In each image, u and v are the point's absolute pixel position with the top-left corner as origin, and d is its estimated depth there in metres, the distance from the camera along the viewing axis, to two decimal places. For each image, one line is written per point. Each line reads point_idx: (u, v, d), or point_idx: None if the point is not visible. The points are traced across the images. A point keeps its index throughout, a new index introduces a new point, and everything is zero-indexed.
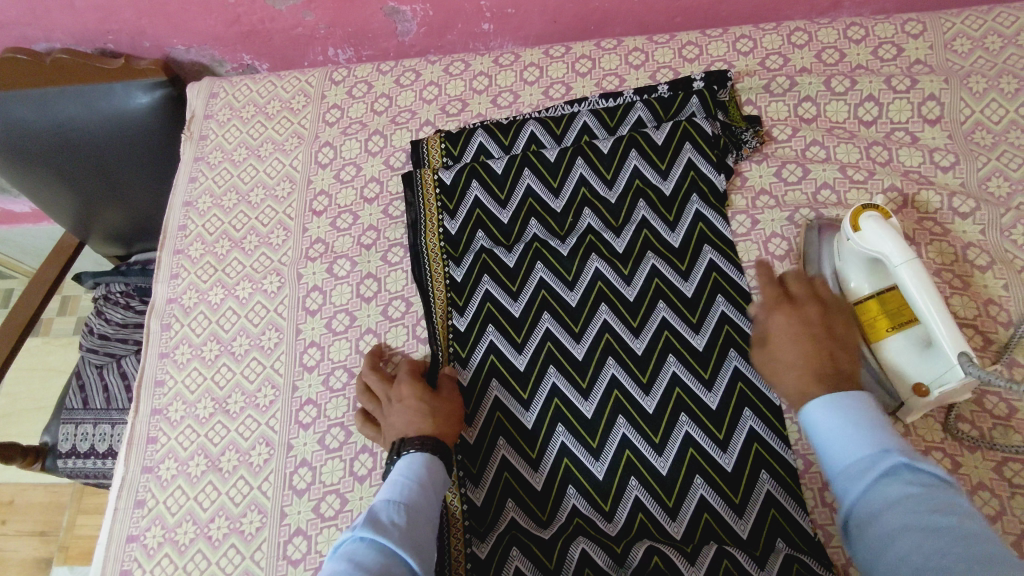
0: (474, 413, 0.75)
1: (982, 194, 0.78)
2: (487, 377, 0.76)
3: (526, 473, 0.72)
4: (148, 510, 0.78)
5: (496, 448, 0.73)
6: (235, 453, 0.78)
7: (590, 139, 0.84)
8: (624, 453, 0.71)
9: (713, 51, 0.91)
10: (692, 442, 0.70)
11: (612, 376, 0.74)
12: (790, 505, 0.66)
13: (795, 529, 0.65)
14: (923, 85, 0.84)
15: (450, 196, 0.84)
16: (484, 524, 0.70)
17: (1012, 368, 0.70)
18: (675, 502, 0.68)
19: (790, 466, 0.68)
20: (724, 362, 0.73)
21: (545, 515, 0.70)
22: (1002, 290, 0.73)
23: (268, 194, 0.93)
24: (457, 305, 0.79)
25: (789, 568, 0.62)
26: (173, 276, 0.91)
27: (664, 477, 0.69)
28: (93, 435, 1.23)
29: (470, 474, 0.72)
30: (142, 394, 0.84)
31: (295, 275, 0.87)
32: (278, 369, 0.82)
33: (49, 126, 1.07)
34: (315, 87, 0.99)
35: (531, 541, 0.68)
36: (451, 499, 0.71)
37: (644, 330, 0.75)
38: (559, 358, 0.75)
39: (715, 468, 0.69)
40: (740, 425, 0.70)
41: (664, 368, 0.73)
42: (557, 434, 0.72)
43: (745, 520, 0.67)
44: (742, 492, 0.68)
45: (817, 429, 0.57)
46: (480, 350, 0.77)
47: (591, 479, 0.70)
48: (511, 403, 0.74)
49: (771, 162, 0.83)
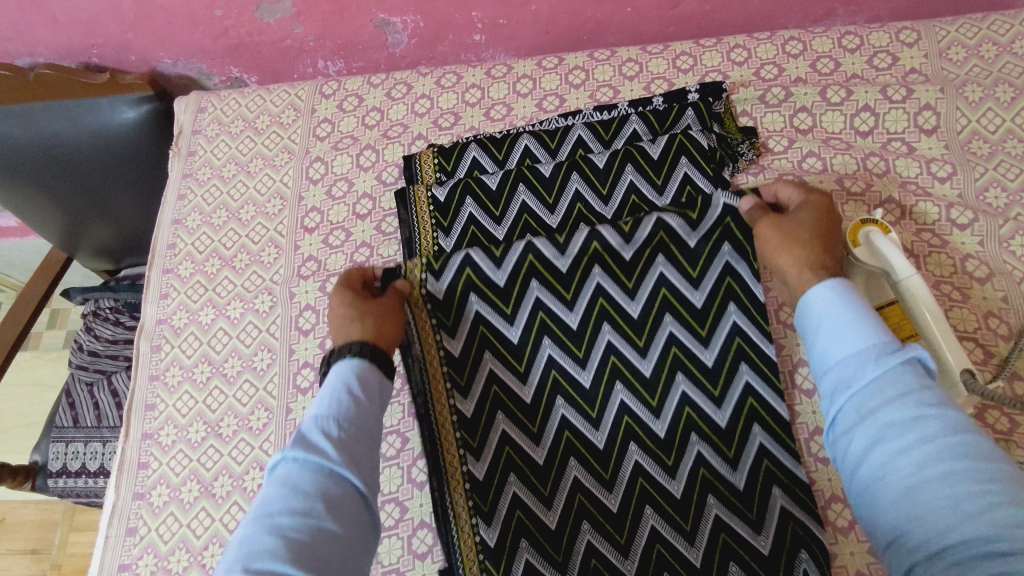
0: (455, 324, 0.72)
1: (980, 205, 0.77)
2: (464, 289, 0.72)
3: (514, 386, 0.70)
4: (140, 538, 0.76)
5: (484, 360, 0.71)
6: (228, 478, 0.77)
7: (585, 153, 0.82)
8: (610, 360, 0.70)
9: (708, 62, 0.91)
10: (676, 341, 0.70)
11: (609, 342, 0.71)
12: (766, 393, 0.69)
13: (770, 414, 0.69)
14: (920, 94, 0.83)
15: (443, 212, 0.81)
16: (476, 437, 0.69)
17: (1013, 382, 0.69)
18: (659, 402, 0.69)
19: (765, 355, 0.70)
20: (715, 259, 0.71)
21: (535, 426, 0.69)
22: (1001, 303, 0.73)
23: (259, 211, 0.92)
24: (446, 327, 0.72)
25: (759, 464, 0.67)
26: (162, 296, 0.89)
27: (649, 379, 0.70)
28: (83, 453, 1.21)
29: (458, 386, 0.71)
30: (132, 418, 0.83)
31: (288, 294, 0.85)
32: (271, 392, 0.80)
33: (35, 141, 1.06)
34: (305, 101, 0.98)
35: (524, 464, 0.68)
36: (440, 410, 0.70)
37: (635, 235, 0.71)
38: (553, 328, 0.71)
39: (697, 364, 0.70)
40: (723, 320, 0.71)
41: (651, 270, 0.72)
42: (544, 347, 0.71)
43: (724, 411, 0.69)
44: (721, 384, 0.69)
45: (825, 315, 0.59)
46: (454, 267, 0.72)
47: (578, 389, 0.70)
48: (494, 318, 0.71)
49: (768, 174, 0.82)
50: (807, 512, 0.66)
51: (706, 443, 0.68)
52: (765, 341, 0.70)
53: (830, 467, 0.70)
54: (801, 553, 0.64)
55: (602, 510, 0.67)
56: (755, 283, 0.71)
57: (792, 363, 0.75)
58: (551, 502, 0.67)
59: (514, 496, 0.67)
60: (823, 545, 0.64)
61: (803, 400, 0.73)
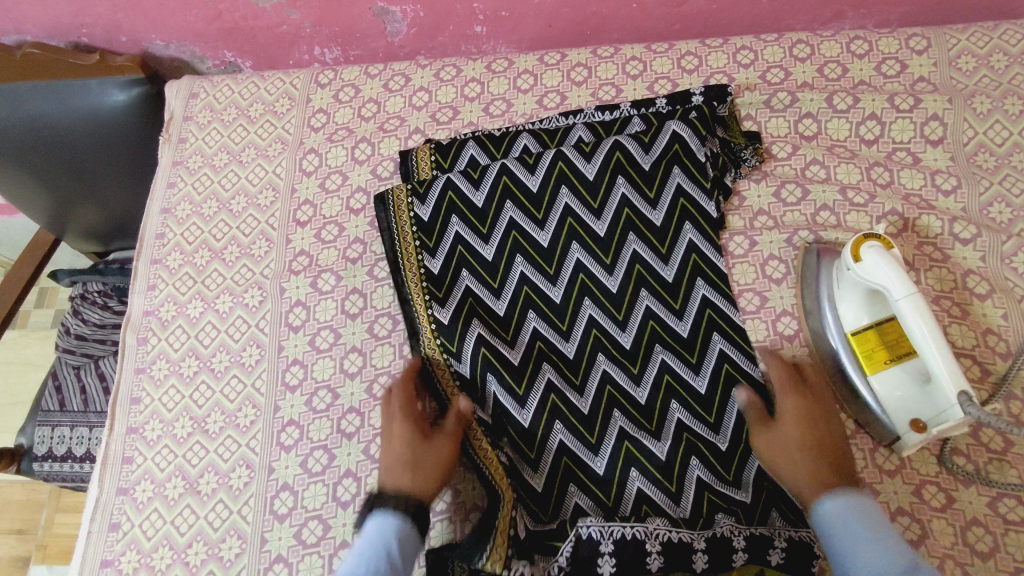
0: (437, 245, 0.80)
1: (983, 219, 0.76)
2: (447, 212, 0.81)
3: (489, 301, 0.78)
4: (122, 533, 0.75)
5: (462, 278, 0.78)
6: (214, 475, 0.76)
7: (570, 164, 0.80)
8: (579, 277, 0.78)
9: (713, 63, 0.89)
10: (640, 259, 0.77)
11: (577, 260, 0.78)
12: (723, 304, 0.75)
13: (730, 324, 0.75)
14: (927, 104, 0.82)
15: (429, 233, 0.80)
16: (454, 342, 0.75)
17: (1009, 400, 0.69)
18: (624, 315, 0.76)
19: (720, 270, 0.77)
20: (668, 181, 0.79)
21: (510, 336, 0.76)
22: (1001, 320, 0.72)
23: (250, 203, 0.90)
24: (428, 247, 0.80)
25: (721, 367, 0.73)
26: (150, 287, 0.88)
27: (614, 294, 0.77)
28: (70, 438, 1.20)
29: (436, 298, 0.77)
30: (117, 411, 0.81)
31: (278, 289, 0.84)
32: (259, 389, 0.79)
33: (19, 122, 1.02)
34: (300, 90, 0.96)
35: (501, 366, 0.74)
36: (421, 318, 0.77)
37: (595, 154, 0.80)
38: (525, 248, 0.79)
39: (659, 280, 0.77)
40: (681, 238, 0.78)
41: (614, 189, 0.79)
42: (517, 265, 0.78)
43: (685, 322, 0.75)
44: (681, 298, 0.76)
45: (839, 531, 0.58)
46: (437, 189, 0.81)
47: (548, 303, 0.77)
48: (471, 238, 0.80)
49: (770, 182, 0.81)
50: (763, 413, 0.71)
51: (670, 350, 0.74)
52: (718, 256, 0.77)
53: None
54: None
55: (573, 412, 0.73)
56: (709, 205, 0.79)
57: None
58: (525, 401, 0.73)
59: (494, 399, 0.73)
60: None
61: None
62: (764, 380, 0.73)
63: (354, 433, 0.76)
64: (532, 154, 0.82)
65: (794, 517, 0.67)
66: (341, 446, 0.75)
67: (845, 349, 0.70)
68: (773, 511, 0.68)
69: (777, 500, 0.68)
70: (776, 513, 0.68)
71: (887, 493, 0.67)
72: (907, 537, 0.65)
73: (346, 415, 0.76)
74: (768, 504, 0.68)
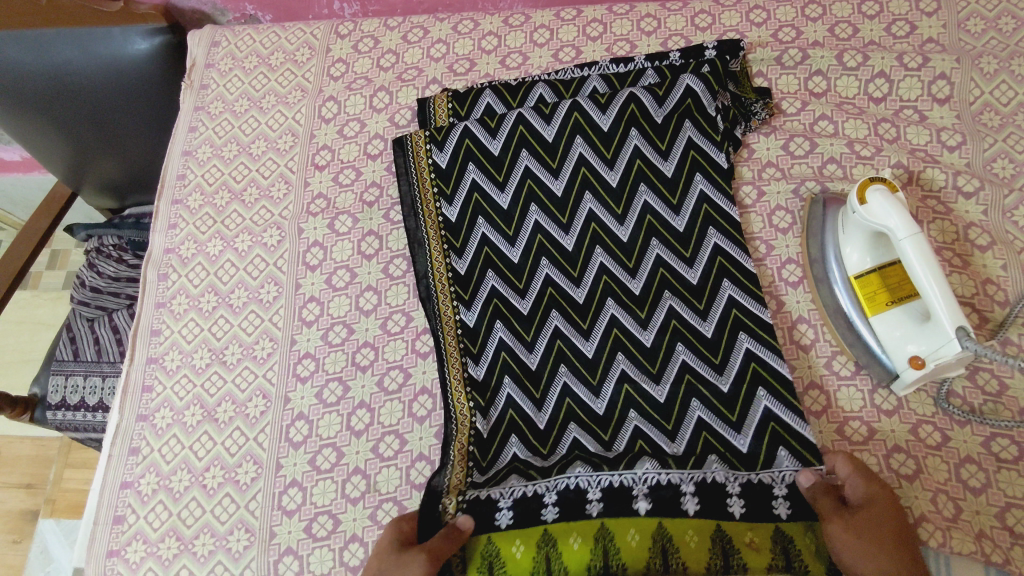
0: (454, 192, 0.82)
1: (986, 174, 0.78)
2: (464, 159, 0.83)
3: (504, 248, 0.79)
4: (142, 457, 0.78)
5: (477, 225, 0.81)
6: (231, 404, 0.79)
7: (583, 116, 0.82)
8: (591, 227, 0.79)
9: (726, 21, 0.90)
10: (650, 210, 0.79)
11: (590, 210, 0.79)
12: (735, 252, 0.75)
13: (739, 270, 0.75)
14: (935, 64, 0.83)
15: (446, 180, 0.83)
16: (467, 291, 0.78)
17: (1005, 345, 0.71)
18: (634, 263, 0.77)
19: (731, 220, 0.77)
20: (679, 133, 0.80)
21: (522, 284, 0.78)
22: (1000, 270, 0.74)
23: (270, 147, 0.92)
24: (445, 195, 0.82)
25: (728, 313, 0.73)
26: (170, 226, 0.90)
27: (625, 243, 0.78)
28: (83, 387, 1.22)
29: (454, 249, 0.80)
30: (137, 342, 0.84)
31: (296, 230, 0.86)
32: (277, 323, 0.82)
33: (44, 70, 1.04)
34: (320, 41, 0.98)
35: (510, 314, 0.77)
36: (438, 266, 0.79)
37: (610, 106, 0.81)
38: (539, 196, 0.81)
39: (669, 230, 0.78)
40: (691, 189, 0.79)
41: (627, 141, 0.81)
42: (531, 213, 0.80)
43: (695, 269, 0.76)
44: (692, 247, 0.77)
45: None
46: (455, 137, 0.83)
47: (561, 250, 0.79)
48: (487, 186, 0.82)
49: (779, 135, 0.83)
50: (771, 353, 0.71)
51: (678, 296, 0.75)
52: (730, 205, 0.78)
53: (822, 419, 0.71)
54: (761, 390, 0.69)
55: (579, 355, 0.74)
56: (720, 157, 0.79)
57: (790, 320, 0.76)
58: (533, 347, 0.75)
59: (500, 341, 0.75)
60: (782, 380, 0.69)
61: (799, 356, 0.74)
62: (771, 321, 0.72)
63: (368, 365, 0.78)
64: (549, 105, 0.84)
65: (801, 453, 0.67)
66: (355, 377, 0.78)
67: (848, 293, 0.72)
68: (780, 448, 0.67)
69: (782, 438, 0.68)
70: (784, 450, 0.67)
71: (883, 431, 0.70)
72: (901, 472, 0.68)
73: (361, 349, 0.79)
74: (773, 444, 0.68)
